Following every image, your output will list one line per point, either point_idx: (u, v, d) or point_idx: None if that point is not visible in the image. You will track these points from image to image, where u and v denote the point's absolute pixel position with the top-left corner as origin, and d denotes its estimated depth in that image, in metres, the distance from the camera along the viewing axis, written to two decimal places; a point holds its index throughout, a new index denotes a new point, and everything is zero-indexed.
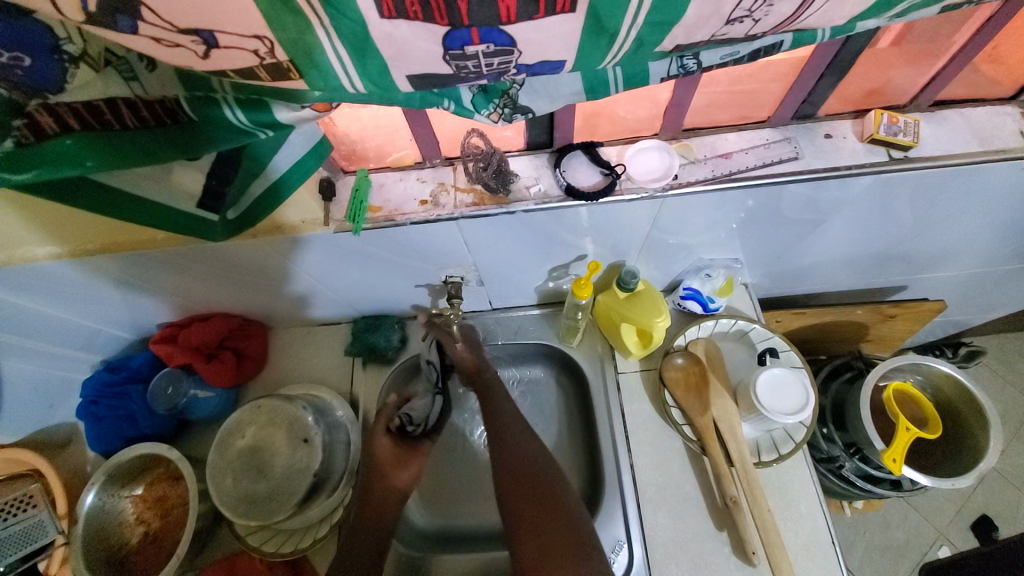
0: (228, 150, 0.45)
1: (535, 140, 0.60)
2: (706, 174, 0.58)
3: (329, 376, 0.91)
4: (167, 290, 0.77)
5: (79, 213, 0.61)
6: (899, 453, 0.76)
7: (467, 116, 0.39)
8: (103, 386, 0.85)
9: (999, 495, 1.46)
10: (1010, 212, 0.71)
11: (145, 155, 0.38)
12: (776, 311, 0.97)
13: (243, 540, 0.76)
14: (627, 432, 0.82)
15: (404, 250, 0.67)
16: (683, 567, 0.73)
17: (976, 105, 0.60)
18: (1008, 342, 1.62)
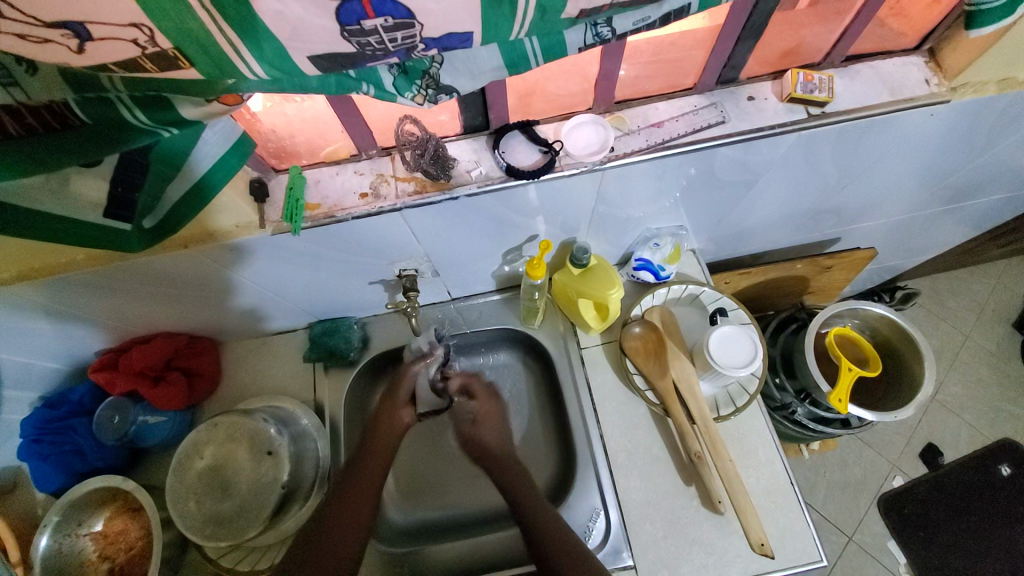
0: (132, 152, 0.42)
1: (471, 123, 0.59)
2: (641, 144, 0.59)
3: (290, 385, 0.88)
4: (102, 314, 0.73)
5: None
6: (843, 393, 0.82)
7: (390, 99, 0.38)
8: (44, 423, 0.79)
9: (941, 423, 1.60)
10: (922, 159, 0.77)
11: (37, 163, 0.36)
12: (725, 273, 1.01)
13: (215, 562, 0.75)
14: (595, 404, 0.84)
15: (352, 247, 0.66)
16: (657, 524, 0.77)
17: (884, 57, 0.64)
18: (938, 282, 1.76)
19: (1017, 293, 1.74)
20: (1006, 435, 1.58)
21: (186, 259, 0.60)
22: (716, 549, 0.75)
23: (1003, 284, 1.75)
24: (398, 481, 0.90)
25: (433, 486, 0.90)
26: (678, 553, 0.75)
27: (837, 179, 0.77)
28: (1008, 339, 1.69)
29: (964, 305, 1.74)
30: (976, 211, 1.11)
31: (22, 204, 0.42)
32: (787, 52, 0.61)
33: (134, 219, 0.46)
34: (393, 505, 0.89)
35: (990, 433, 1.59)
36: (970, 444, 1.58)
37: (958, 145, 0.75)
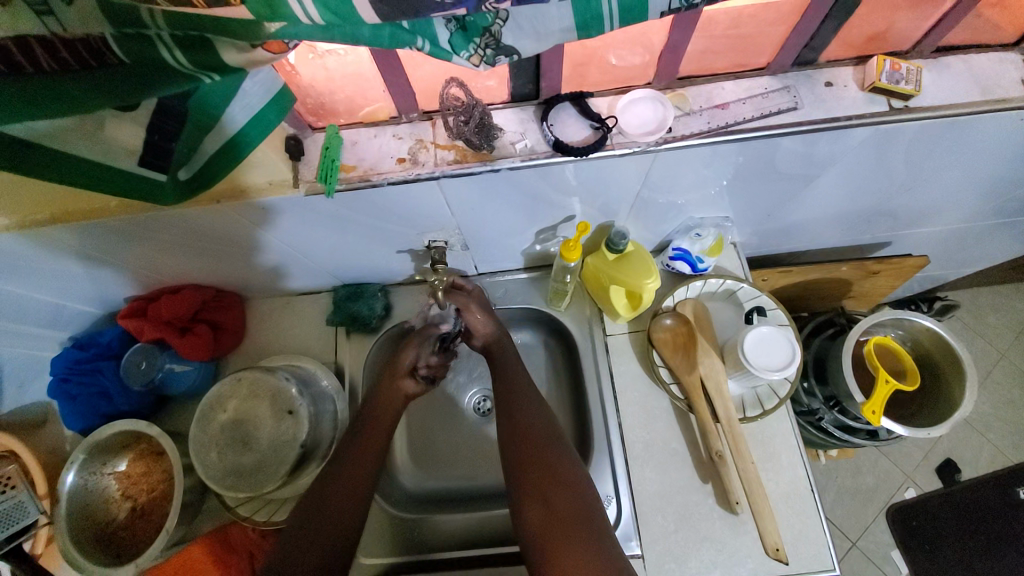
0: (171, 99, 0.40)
1: (519, 91, 0.56)
2: (702, 126, 0.54)
3: (311, 346, 0.88)
4: (133, 261, 0.73)
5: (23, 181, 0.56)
6: (878, 405, 0.79)
7: (445, 58, 0.35)
8: (73, 364, 0.81)
9: (964, 440, 1.55)
10: (1002, 165, 0.70)
11: (72, 104, 0.34)
12: (763, 270, 0.97)
13: (234, 510, 0.77)
14: (615, 392, 0.82)
15: (384, 213, 0.64)
16: (669, 518, 0.76)
17: (980, 50, 0.57)
18: (981, 295, 1.68)
19: None
20: None
21: (215, 213, 0.59)
22: (726, 547, 0.74)
23: None
24: (411, 449, 0.91)
25: (445, 457, 0.91)
26: (687, 547, 0.74)
27: (903, 180, 0.71)
28: None
29: (1006, 322, 1.66)
30: None
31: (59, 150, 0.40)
32: (874, 35, 0.55)
33: (170, 169, 0.45)
34: (408, 473, 0.90)
35: (1015, 455, 1.53)
36: (992, 464, 1.53)
37: None
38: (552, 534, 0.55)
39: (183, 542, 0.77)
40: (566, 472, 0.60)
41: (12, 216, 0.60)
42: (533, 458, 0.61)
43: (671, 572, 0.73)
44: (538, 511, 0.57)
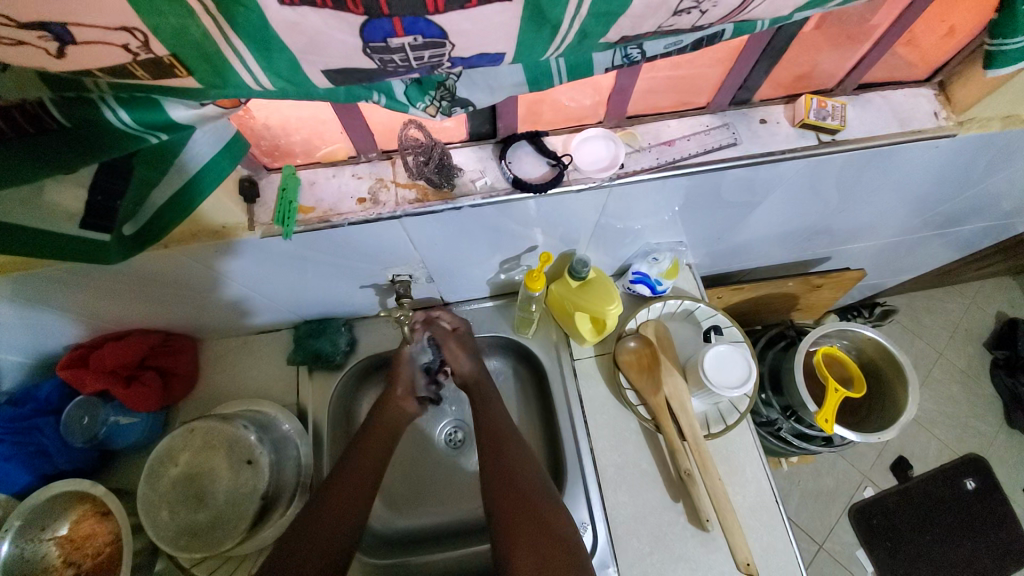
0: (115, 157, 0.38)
1: (477, 131, 0.57)
2: (651, 162, 0.57)
3: (272, 388, 0.85)
4: (73, 308, 0.68)
5: None
6: (830, 413, 0.83)
7: (401, 109, 0.36)
8: (6, 422, 0.74)
9: (911, 436, 1.65)
10: (920, 187, 0.77)
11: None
12: (717, 287, 1.02)
13: (189, 572, 0.72)
14: (586, 417, 0.83)
15: (347, 252, 0.63)
16: (643, 540, 0.77)
17: (895, 87, 0.63)
18: (915, 299, 1.82)
19: (989, 313, 1.80)
20: (972, 450, 1.65)
21: (165, 258, 0.57)
22: (701, 564, 0.75)
23: (977, 304, 1.82)
24: (381, 488, 0.88)
25: (416, 494, 0.88)
26: (663, 568, 0.75)
27: (837, 203, 0.77)
28: (979, 357, 1.75)
29: (939, 324, 1.80)
30: (963, 236, 1.14)
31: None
32: (800, 76, 0.60)
33: (114, 227, 0.42)
34: (379, 515, 0.86)
35: (957, 449, 1.65)
36: (938, 458, 1.63)
37: (954, 176, 0.76)
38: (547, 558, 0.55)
39: None
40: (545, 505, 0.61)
41: None
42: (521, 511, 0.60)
43: None
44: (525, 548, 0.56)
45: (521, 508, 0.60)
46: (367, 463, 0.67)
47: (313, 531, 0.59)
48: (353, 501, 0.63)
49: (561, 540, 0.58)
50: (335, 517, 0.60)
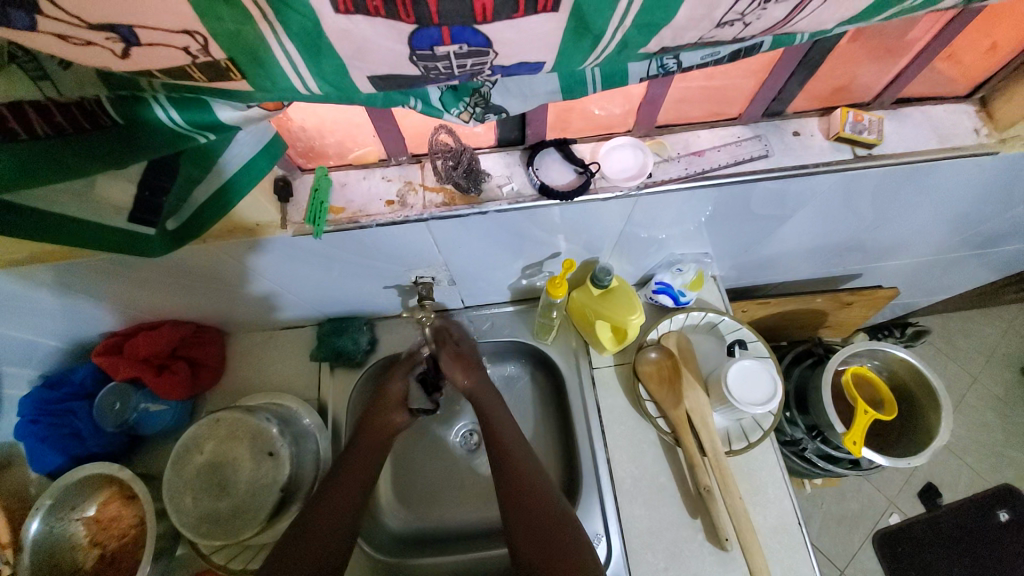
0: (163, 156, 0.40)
1: (506, 137, 0.57)
2: (680, 172, 0.57)
3: (294, 382, 0.87)
4: (112, 298, 0.71)
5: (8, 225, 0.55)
6: (857, 436, 0.81)
7: (436, 115, 0.36)
8: (42, 405, 0.78)
9: (943, 464, 1.58)
10: (960, 204, 0.75)
11: (59, 170, 0.34)
12: (742, 300, 1.00)
13: (207, 559, 0.74)
14: (603, 426, 0.83)
15: (373, 252, 0.64)
16: (658, 555, 0.75)
17: (936, 102, 0.61)
18: (951, 320, 1.74)
19: None
20: (1007, 480, 1.57)
21: (200, 251, 0.59)
22: None
23: (1016, 327, 1.74)
24: (395, 487, 0.89)
25: (430, 495, 0.89)
26: None
27: (871, 219, 0.75)
28: (1017, 383, 1.67)
29: (974, 346, 1.72)
30: (1002, 256, 1.09)
31: (42, 207, 0.40)
32: (837, 89, 0.59)
33: (158, 222, 0.45)
34: (394, 515, 0.87)
35: (991, 478, 1.57)
36: (970, 486, 1.56)
37: (996, 194, 0.73)
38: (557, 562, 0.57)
39: None
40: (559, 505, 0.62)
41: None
42: (534, 541, 0.59)
43: None
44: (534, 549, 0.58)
45: (531, 509, 0.61)
46: (363, 469, 0.67)
47: (315, 532, 0.60)
48: (341, 520, 0.62)
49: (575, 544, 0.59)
50: (333, 519, 0.62)
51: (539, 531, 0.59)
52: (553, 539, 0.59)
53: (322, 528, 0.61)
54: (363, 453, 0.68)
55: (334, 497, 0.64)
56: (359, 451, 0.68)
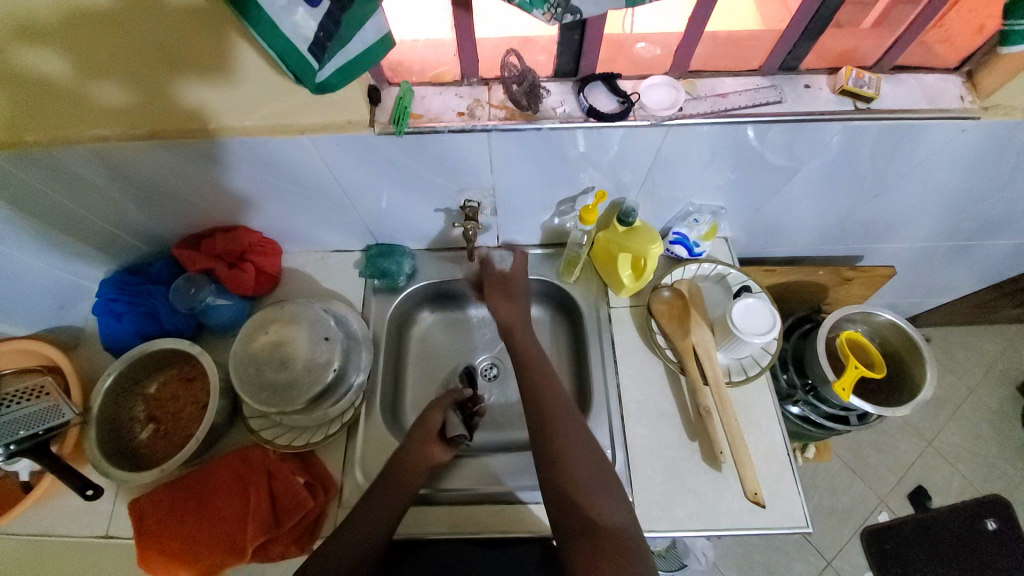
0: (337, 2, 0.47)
1: (562, 69, 0.69)
2: (706, 109, 0.68)
3: (343, 296, 0.98)
4: (204, 195, 0.83)
5: (123, 94, 0.65)
6: (847, 383, 0.89)
7: (526, 10, 0.47)
8: (122, 286, 0.89)
9: (935, 469, 1.63)
10: (949, 181, 0.85)
11: None
12: (750, 268, 1.09)
13: (257, 434, 0.84)
14: (615, 356, 0.92)
15: (435, 163, 0.76)
16: (658, 470, 0.82)
17: (927, 72, 0.71)
18: (950, 334, 1.82)
19: None
20: (998, 491, 1.60)
21: (296, 145, 0.72)
22: (710, 500, 0.80)
23: (1014, 346, 1.80)
24: (421, 405, 0.99)
25: None
26: (674, 497, 0.80)
27: (869, 185, 0.85)
28: (1013, 399, 1.72)
29: (972, 360, 1.79)
30: (995, 254, 1.18)
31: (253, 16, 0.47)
32: (843, 53, 0.70)
33: (319, 57, 0.50)
34: None
35: (981, 487, 1.61)
36: (961, 493, 1.60)
37: (980, 172, 0.83)
38: (571, 478, 0.68)
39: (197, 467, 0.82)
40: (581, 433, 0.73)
41: (111, 129, 0.70)
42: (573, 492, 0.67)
43: (658, 520, 0.79)
44: (553, 464, 0.70)
45: (562, 432, 0.72)
46: (403, 484, 0.76)
47: (357, 528, 0.70)
48: (380, 521, 0.72)
49: (593, 464, 0.70)
50: (371, 524, 0.71)
51: (572, 459, 0.70)
52: (580, 462, 0.70)
53: (359, 523, 0.71)
54: (404, 472, 0.77)
55: (376, 499, 0.74)
56: (399, 466, 0.77)
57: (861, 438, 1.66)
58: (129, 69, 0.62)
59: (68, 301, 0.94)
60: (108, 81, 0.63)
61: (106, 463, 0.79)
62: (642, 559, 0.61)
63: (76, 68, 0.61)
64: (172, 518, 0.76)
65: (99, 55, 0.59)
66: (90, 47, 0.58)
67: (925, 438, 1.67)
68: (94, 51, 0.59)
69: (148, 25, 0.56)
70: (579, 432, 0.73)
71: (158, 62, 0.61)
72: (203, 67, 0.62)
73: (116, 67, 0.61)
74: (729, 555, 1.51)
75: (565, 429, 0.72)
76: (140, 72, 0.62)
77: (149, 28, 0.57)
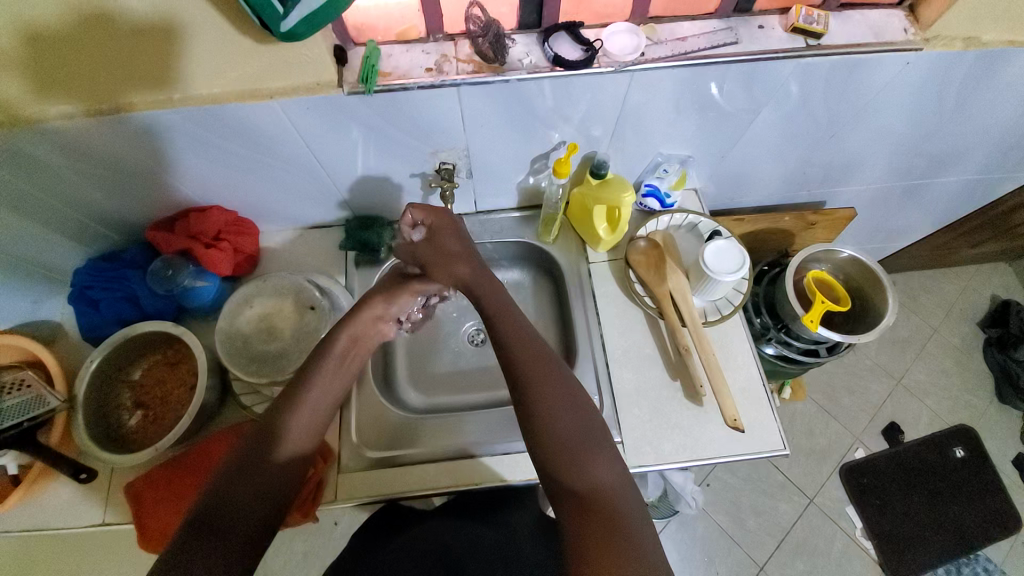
0: None
1: (525, 22, 0.73)
2: (667, 53, 0.72)
3: (326, 270, 0.98)
4: (176, 173, 0.82)
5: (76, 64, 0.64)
6: (815, 315, 0.94)
7: None
8: (98, 273, 0.88)
9: (904, 405, 1.72)
10: (899, 117, 0.90)
11: None
12: (721, 218, 1.13)
13: (249, 408, 0.84)
14: (597, 308, 0.95)
15: (406, 123, 0.77)
16: (644, 410, 0.86)
17: (873, 8, 0.76)
18: (913, 279, 1.92)
19: (985, 296, 1.89)
20: (962, 421, 1.71)
21: (268, 112, 0.72)
22: (695, 433, 0.84)
23: (972, 286, 1.91)
24: (412, 374, 1.02)
25: (443, 381, 1.02)
26: (661, 433, 0.84)
27: (826, 125, 0.89)
28: (972, 335, 1.83)
29: (935, 302, 1.89)
30: (947, 193, 1.25)
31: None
32: None
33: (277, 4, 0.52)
34: (415, 399, 0.99)
35: (947, 418, 1.71)
36: (929, 426, 1.70)
37: (926, 107, 0.87)
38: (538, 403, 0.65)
39: (191, 445, 0.82)
40: (558, 374, 0.67)
41: (70, 107, 0.68)
42: (566, 464, 0.61)
43: (647, 455, 0.83)
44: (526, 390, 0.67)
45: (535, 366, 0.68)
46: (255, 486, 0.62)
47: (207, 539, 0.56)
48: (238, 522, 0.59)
49: (563, 390, 0.66)
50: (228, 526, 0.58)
51: (561, 430, 0.63)
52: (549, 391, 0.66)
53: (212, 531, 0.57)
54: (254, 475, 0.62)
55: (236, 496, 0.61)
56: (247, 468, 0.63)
57: (835, 382, 1.75)
58: (83, 86, 0.66)
59: (43, 295, 0.92)
60: (59, 100, 0.67)
61: (97, 447, 0.79)
62: (636, 527, 0.56)
63: (28, 88, 0.65)
64: (168, 497, 0.78)
65: (57, 74, 0.64)
66: (48, 66, 0.63)
67: (894, 377, 1.76)
68: (51, 70, 0.64)
69: (104, 44, 0.62)
70: (549, 373, 0.67)
71: (111, 79, 0.66)
72: (153, 57, 0.64)
73: (70, 84, 0.66)
74: (718, 501, 1.58)
75: (541, 368, 0.68)
76: (93, 89, 0.67)
77: (104, 46, 0.63)
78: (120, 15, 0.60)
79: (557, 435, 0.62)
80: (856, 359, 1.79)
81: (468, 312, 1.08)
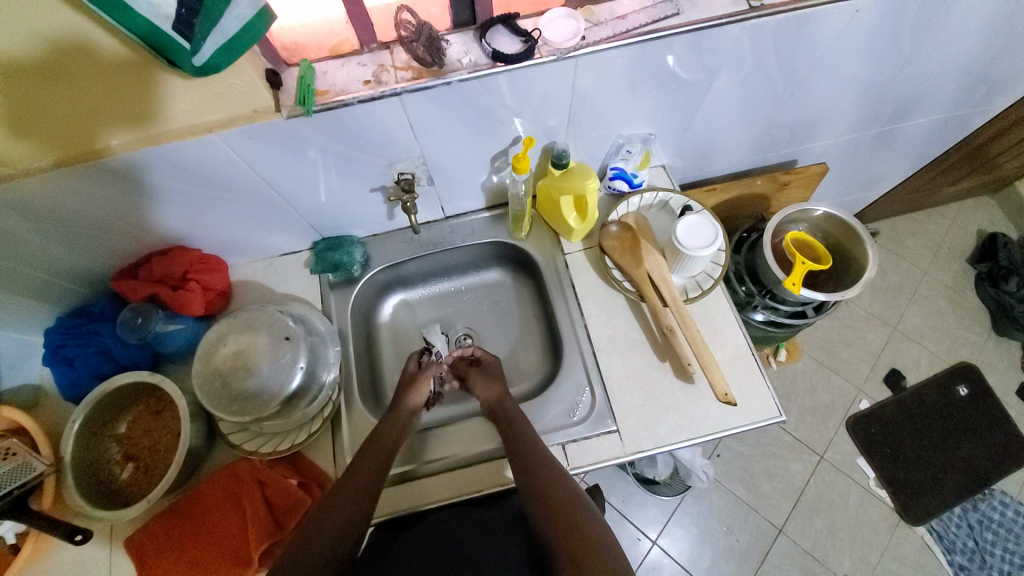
0: None
1: (460, 19, 0.72)
2: (609, 33, 0.70)
3: (300, 295, 0.97)
4: (130, 220, 0.80)
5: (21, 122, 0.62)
6: (796, 278, 0.92)
7: None
8: (70, 330, 0.87)
9: (903, 350, 1.72)
10: (857, 67, 0.88)
11: None
12: (693, 191, 1.12)
13: (239, 448, 0.83)
14: (579, 300, 0.93)
15: (354, 138, 0.75)
16: (637, 395, 0.85)
17: None
18: (897, 224, 1.91)
19: (971, 231, 1.88)
20: (962, 359, 1.71)
21: (207, 146, 0.70)
22: (690, 411, 0.83)
23: (957, 224, 1.90)
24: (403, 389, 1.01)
25: None
26: (656, 415, 0.83)
27: (785, 85, 0.88)
28: (963, 272, 1.83)
29: (922, 245, 1.88)
30: (918, 134, 1.24)
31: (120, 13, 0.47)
32: None
33: (194, 36, 0.51)
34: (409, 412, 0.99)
35: (947, 358, 1.71)
36: (930, 368, 1.70)
37: (883, 53, 0.86)
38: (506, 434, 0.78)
39: (184, 493, 0.81)
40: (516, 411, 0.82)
41: (18, 165, 0.66)
42: (544, 484, 0.70)
43: (645, 440, 0.82)
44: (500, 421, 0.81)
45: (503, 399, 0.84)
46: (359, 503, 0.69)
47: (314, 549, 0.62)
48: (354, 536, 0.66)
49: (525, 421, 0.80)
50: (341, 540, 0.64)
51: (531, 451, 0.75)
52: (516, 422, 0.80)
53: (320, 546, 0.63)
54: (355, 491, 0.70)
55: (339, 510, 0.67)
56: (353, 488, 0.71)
57: (831, 337, 1.74)
58: (58, 130, 0.64)
59: (15, 360, 0.90)
60: (22, 149, 0.65)
61: (91, 506, 0.77)
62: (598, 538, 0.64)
63: None
64: (171, 548, 0.75)
65: (31, 119, 0.62)
66: (19, 113, 0.61)
67: (890, 324, 1.76)
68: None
69: (76, 82, 0.59)
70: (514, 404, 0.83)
71: (52, 132, 0.64)
72: (101, 112, 0.64)
73: (45, 130, 0.63)
74: (730, 470, 1.58)
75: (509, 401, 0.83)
76: (69, 131, 0.65)
77: (67, 85, 0.59)
78: (72, 53, 0.57)
79: (533, 462, 0.73)
80: (850, 312, 1.78)
81: (452, 320, 1.07)
